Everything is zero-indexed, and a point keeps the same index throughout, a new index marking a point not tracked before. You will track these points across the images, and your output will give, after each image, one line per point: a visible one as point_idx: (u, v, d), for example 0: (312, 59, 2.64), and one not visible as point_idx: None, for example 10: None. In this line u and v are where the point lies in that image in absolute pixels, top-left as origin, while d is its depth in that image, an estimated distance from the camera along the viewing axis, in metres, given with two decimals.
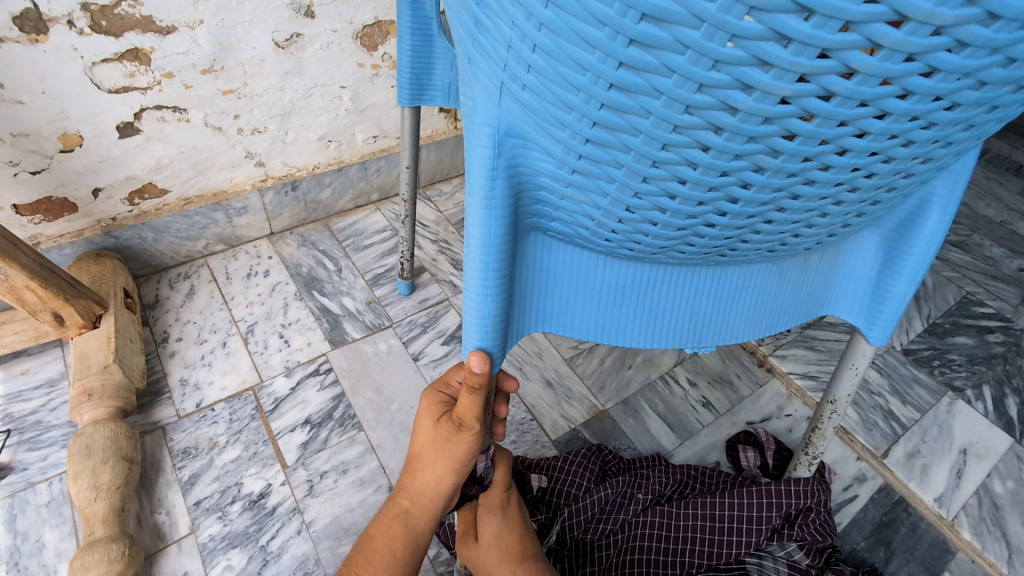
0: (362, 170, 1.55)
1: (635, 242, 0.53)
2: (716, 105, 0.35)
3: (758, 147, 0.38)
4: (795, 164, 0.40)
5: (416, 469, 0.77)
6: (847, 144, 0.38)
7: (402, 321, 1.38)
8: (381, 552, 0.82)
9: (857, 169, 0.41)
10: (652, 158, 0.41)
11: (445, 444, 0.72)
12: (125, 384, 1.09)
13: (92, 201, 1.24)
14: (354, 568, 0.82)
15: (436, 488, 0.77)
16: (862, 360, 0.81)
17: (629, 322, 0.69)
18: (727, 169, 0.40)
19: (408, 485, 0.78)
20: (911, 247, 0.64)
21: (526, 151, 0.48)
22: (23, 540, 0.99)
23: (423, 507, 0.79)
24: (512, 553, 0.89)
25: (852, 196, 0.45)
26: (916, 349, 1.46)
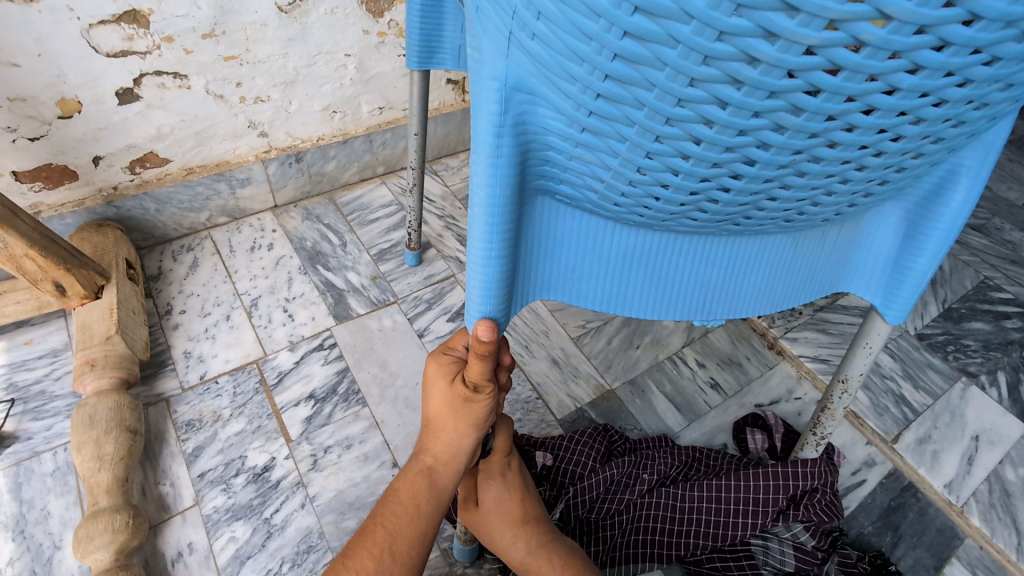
0: (367, 142, 1.52)
1: (644, 209, 0.49)
2: (736, 56, 0.34)
3: (780, 103, 0.36)
4: (819, 124, 0.37)
5: (437, 428, 0.72)
6: (874, 102, 0.36)
7: (408, 297, 1.36)
8: (406, 507, 0.75)
9: (883, 132, 0.39)
10: (666, 115, 0.38)
11: (463, 407, 0.69)
12: (128, 355, 1.09)
13: (92, 169, 1.22)
14: (380, 524, 0.76)
15: (458, 447, 0.72)
16: (877, 339, 0.79)
17: (637, 293, 0.65)
18: (745, 127, 0.38)
19: (430, 443, 0.73)
20: (936, 222, 0.61)
21: (534, 109, 0.44)
22: (29, 508, 0.99)
23: (447, 465, 0.74)
24: (513, 518, 0.87)
25: (876, 161, 0.43)
26: (930, 334, 1.43)
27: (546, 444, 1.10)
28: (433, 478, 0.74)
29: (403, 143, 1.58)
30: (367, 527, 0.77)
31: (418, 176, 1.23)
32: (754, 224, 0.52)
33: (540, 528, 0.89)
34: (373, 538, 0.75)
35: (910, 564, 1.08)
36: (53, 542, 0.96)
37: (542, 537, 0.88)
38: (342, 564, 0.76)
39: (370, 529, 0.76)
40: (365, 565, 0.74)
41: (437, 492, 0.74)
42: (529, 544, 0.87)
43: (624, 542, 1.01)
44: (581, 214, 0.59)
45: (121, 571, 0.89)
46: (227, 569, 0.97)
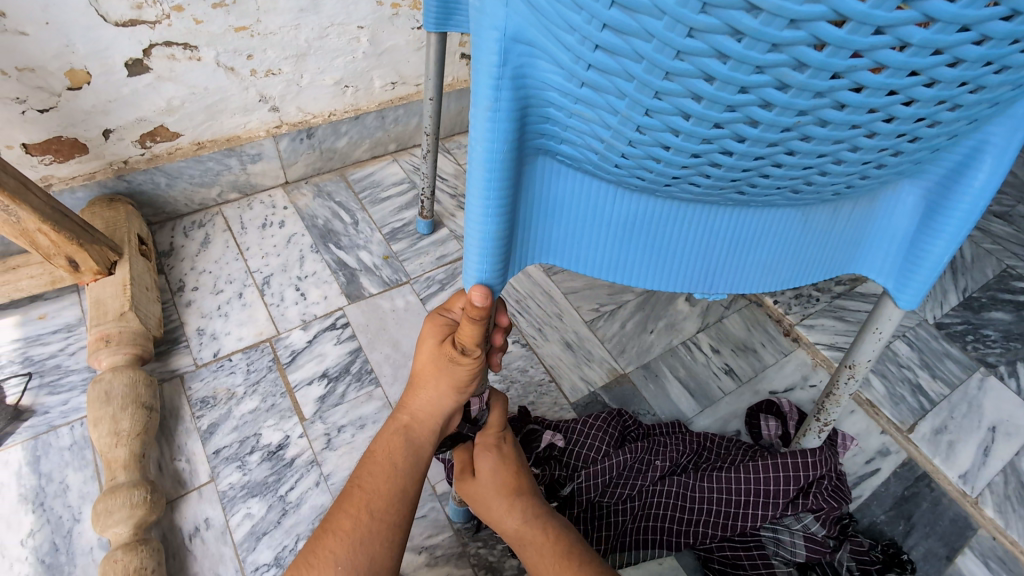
0: (380, 118, 1.49)
1: (646, 169, 0.51)
2: (721, 25, 0.36)
3: (782, 58, 0.37)
4: (823, 81, 0.38)
5: (418, 385, 0.72)
6: (863, 76, 0.38)
7: (420, 277, 1.35)
8: (383, 465, 0.72)
9: (892, 95, 0.40)
10: (664, 69, 0.40)
11: (446, 366, 0.68)
12: (142, 331, 1.09)
13: (103, 142, 1.20)
14: (358, 485, 0.72)
15: (438, 407, 0.72)
16: (888, 325, 0.77)
17: (640, 260, 0.65)
18: (745, 85, 0.39)
19: (409, 401, 0.73)
20: (955, 201, 0.60)
21: (534, 61, 0.45)
22: (48, 481, 1.00)
23: (426, 422, 0.72)
24: (507, 489, 0.86)
25: (887, 127, 0.43)
26: (949, 323, 1.40)
27: (558, 428, 1.10)
28: (410, 436, 0.72)
29: (416, 120, 1.54)
30: (346, 490, 0.73)
31: (433, 147, 1.24)
32: (760, 191, 0.54)
33: (534, 501, 0.88)
34: (351, 500, 0.71)
35: (922, 553, 1.08)
36: (72, 514, 0.98)
37: (536, 510, 0.87)
38: (321, 529, 0.71)
39: (348, 492, 0.72)
40: (343, 526, 0.70)
41: (415, 449, 0.72)
42: (523, 516, 0.86)
43: (633, 528, 1.02)
44: (582, 179, 0.59)
45: (140, 545, 0.91)
46: (243, 545, 0.98)
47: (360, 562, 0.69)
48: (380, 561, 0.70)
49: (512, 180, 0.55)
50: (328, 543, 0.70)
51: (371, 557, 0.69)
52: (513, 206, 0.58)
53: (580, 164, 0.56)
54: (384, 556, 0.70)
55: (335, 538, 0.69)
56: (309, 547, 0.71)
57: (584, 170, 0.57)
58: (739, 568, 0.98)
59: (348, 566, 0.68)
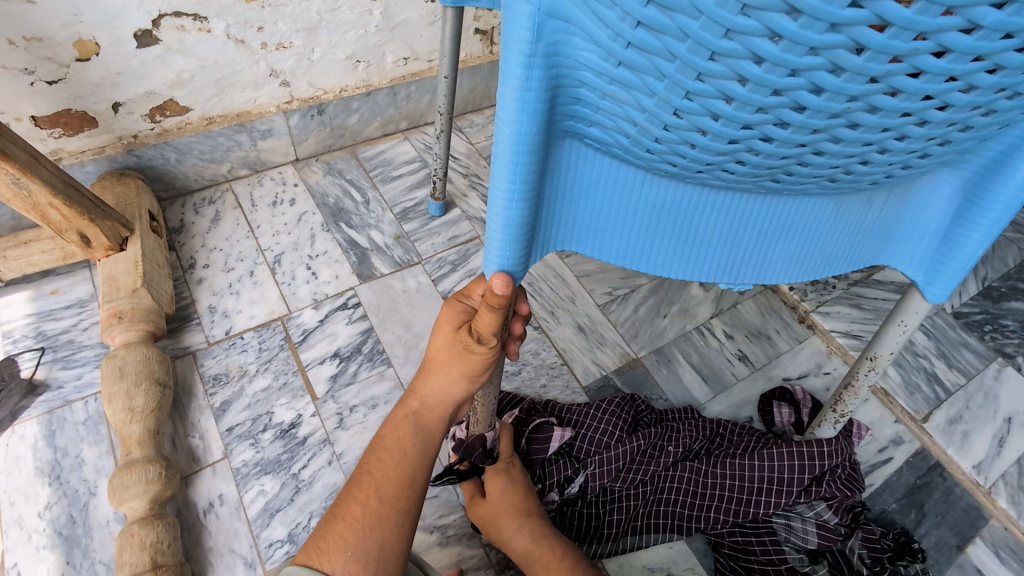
0: (391, 95, 1.46)
1: (679, 155, 0.49)
2: (778, 4, 0.34)
3: (840, 38, 0.35)
4: (881, 65, 0.37)
5: (430, 371, 0.72)
6: (923, 62, 0.36)
7: (432, 258, 1.33)
8: (392, 451, 0.71)
9: (951, 81, 0.38)
10: (710, 49, 0.38)
11: (460, 353, 0.68)
12: (155, 308, 1.08)
13: (112, 116, 1.18)
14: (367, 470, 0.70)
15: (449, 393, 0.72)
16: (913, 317, 0.75)
17: (664, 249, 0.63)
18: (797, 67, 0.37)
19: (419, 386, 0.73)
20: (995, 194, 0.57)
21: (569, 38, 0.43)
22: (64, 455, 1.01)
23: (436, 409, 0.73)
24: (516, 507, 0.90)
25: (940, 115, 0.42)
26: (967, 313, 1.38)
27: (570, 412, 1.09)
28: (421, 422, 0.72)
29: (428, 97, 1.52)
30: (354, 476, 0.70)
31: (446, 126, 1.21)
32: (796, 180, 0.52)
33: (542, 519, 0.90)
34: (360, 485, 0.69)
35: (933, 542, 1.08)
36: (88, 488, 0.99)
37: (543, 528, 0.89)
38: (328, 516, 0.68)
39: (357, 479, 0.70)
40: (352, 511, 0.67)
41: (426, 435, 0.72)
42: (532, 533, 0.88)
43: (644, 512, 1.02)
44: (609, 163, 0.57)
45: (155, 520, 0.92)
46: (257, 521, 0.99)
47: (370, 549, 0.65)
48: (391, 547, 0.67)
49: (539, 164, 0.54)
50: (337, 529, 0.67)
51: (381, 542, 0.66)
52: (538, 190, 0.56)
53: (609, 148, 0.54)
54: (395, 542, 0.67)
55: (344, 524, 0.67)
56: (315, 535, 0.67)
57: (613, 155, 0.55)
58: (750, 553, 0.98)
59: (358, 552, 0.65)
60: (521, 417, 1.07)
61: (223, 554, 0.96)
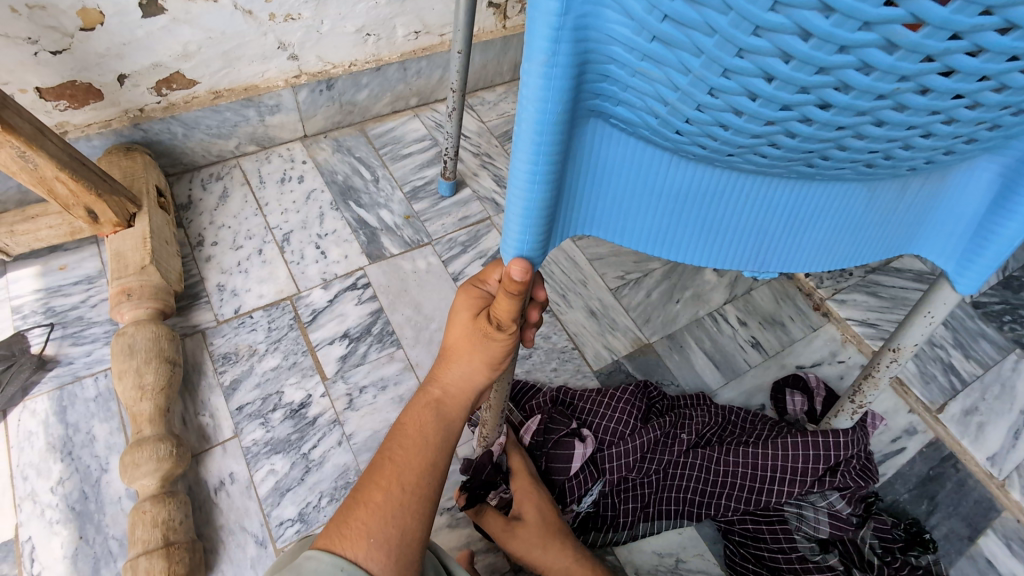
0: (401, 70, 1.42)
1: (710, 137, 0.47)
2: None
3: (897, 12, 0.33)
4: (939, 42, 0.34)
5: (451, 358, 0.70)
6: (985, 40, 0.34)
7: (442, 239, 1.31)
8: (415, 439, 0.70)
9: (1011, 62, 0.36)
10: (755, 23, 0.36)
11: (480, 341, 0.67)
12: (163, 286, 1.07)
13: (118, 88, 1.16)
14: (389, 458, 0.69)
15: (471, 381, 0.70)
16: (940, 309, 0.74)
17: (688, 236, 0.61)
18: (847, 43, 0.35)
19: (441, 374, 0.71)
20: None
21: (599, 10, 0.41)
22: (75, 431, 1.01)
23: (458, 397, 0.71)
24: (554, 528, 0.90)
25: (994, 99, 0.40)
26: (987, 302, 1.35)
27: (584, 401, 1.08)
28: (443, 410, 0.71)
29: (439, 72, 1.48)
30: (375, 462, 0.70)
31: (459, 104, 1.18)
32: (832, 165, 0.50)
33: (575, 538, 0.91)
34: (383, 472, 0.68)
35: (944, 533, 1.07)
36: (100, 465, 0.99)
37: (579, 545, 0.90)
38: (349, 501, 0.68)
39: (378, 464, 0.69)
40: (373, 498, 0.67)
41: (448, 422, 0.71)
42: (571, 553, 0.88)
43: (656, 500, 1.02)
44: (634, 145, 0.54)
45: (166, 497, 0.92)
46: (268, 500, 0.99)
47: (392, 535, 0.65)
48: (412, 535, 0.66)
49: (562, 146, 0.51)
50: (359, 515, 0.66)
51: (403, 529, 0.66)
52: (560, 173, 0.54)
53: (635, 129, 0.52)
54: (416, 529, 0.67)
55: (367, 510, 0.66)
56: (336, 519, 0.67)
57: (638, 136, 0.53)
58: (761, 541, 0.98)
59: (380, 538, 0.65)
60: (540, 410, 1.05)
61: (235, 532, 0.97)
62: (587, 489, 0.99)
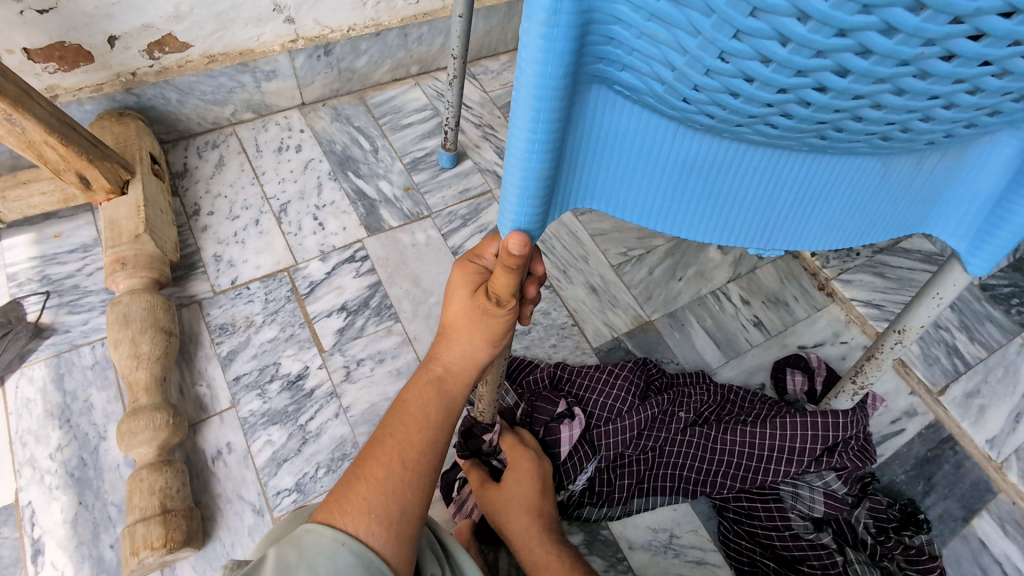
0: (402, 36, 1.37)
1: (718, 106, 0.45)
2: None
3: None
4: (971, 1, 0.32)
5: (451, 337, 0.69)
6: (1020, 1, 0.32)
7: (442, 212, 1.29)
8: (416, 416, 0.69)
9: None
10: None
11: (480, 318, 0.66)
12: (158, 256, 1.06)
13: (109, 51, 1.12)
14: (390, 433, 0.69)
15: (472, 359, 0.70)
16: (949, 290, 0.72)
17: (691, 211, 0.59)
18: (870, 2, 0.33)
19: (442, 352, 0.70)
20: None
21: None
22: (73, 399, 1.02)
23: (460, 376, 0.71)
24: (528, 505, 0.89)
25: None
26: (995, 285, 1.32)
27: (582, 377, 1.07)
28: (445, 388, 0.70)
29: (441, 39, 1.43)
30: (376, 438, 0.69)
31: (460, 72, 1.14)
32: (845, 137, 0.48)
33: (551, 524, 0.89)
34: (383, 448, 0.68)
35: (939, 513, 1.08)
36: (98, 432, 1.00)
37: (554, 536, 0.88)
38: (349, 475, 0.67)
39: (379, 440, 0.69)
40: (374, 473, 0.66)
41: (449, 400, 0.71)
42: (538, 537, 0.87)
43: (650, 475, 1.02)
44: (638, 113, 0.52)
45: (164, 466, 0.93)
46: (265, 470, 1.00)
47: (393, 511, 0.65)
48: (413, 510, 0.66)
49: (563, 114, 0.49)
50: (360, 490, 0.65)
51: (404, 505, 0.66)
52: (560, 142, 0.52)
53: (640, 97, 0.49)
54: (416, 505, 0.67)
55: (368, 485, 0.65)
56: (336, 493, 0.66)
57: (643, 104, 0.50)
58: (755, 519, 0.98)
59: (381, 513, 0.64)
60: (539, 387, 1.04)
61: (232, 500, 0.98)
62: (583, 463, 0.99)
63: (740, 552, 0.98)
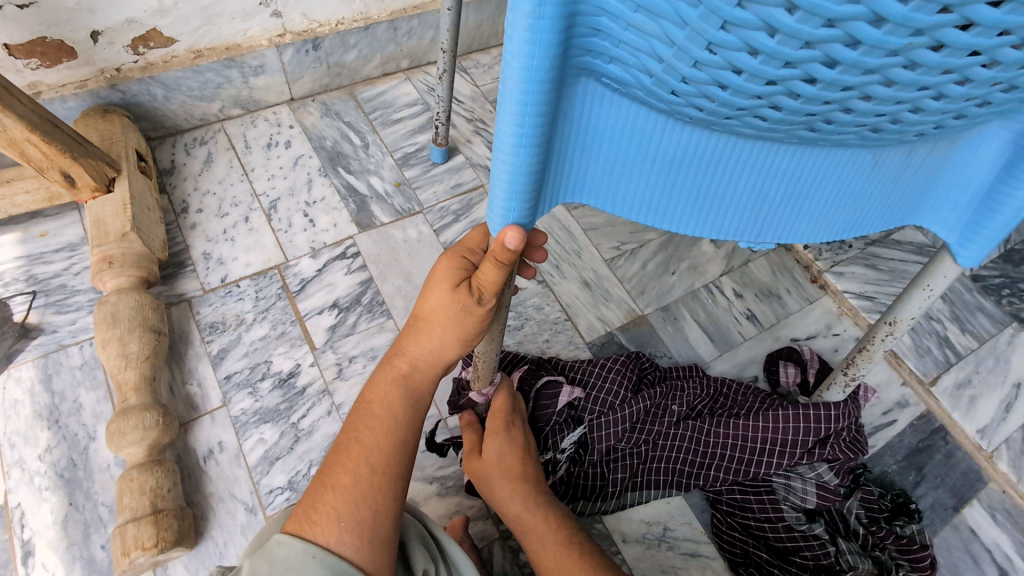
0: (391, 30, 1.36)
1: (706, 98, 0.44)
2: None
3: None
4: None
5: (422, 330, 0.69)
6: None
7: (433, 207, 1.28)
8: (382, 418, 0.70)
9: None
10: None
11: (457, 314, 0.66)
12: (146, 254, 1.05)
13: (92, 46, 1.10)
14: (355, 438, 0.69)
15: (439, 356, 0.70)
16: (940, 281, 0.72)
17: (683, 204, 0.59)
18: None
19: (409, 348, 0.71)
20: None
21: None
22: (61, 399, 1.01)
23: (426, 370, 0.71)
24: (510, 468, 0.90)
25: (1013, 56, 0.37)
26: (986, 276, 1.33)
27: (575, 373, 1.07)
28: (410, 384, 0.71)
29: (431, 33, 1.42)
30: (341, 444, 0.69)
31: (450, 66, 1.13)
32: (835, 129, 0.47)
33: (536, 487, 0.90)
34: (349, 454, 0.68)
35: (930, 503, 1.08)
36: (87, 433, 0.99)
37: (541, 499, 0.88)
38: (316, 485, 0.67)
39: (344, 447, 0.69)
40: (342, 481, 0.66)
41: (417, 397, 0.71)
42: (522, 499, 0.88)
43: (645, 469, 1.02)
44: (627, 107, 0.51)
45: (155, 466, 0.92)
46: (257, 469, 1.00)
47: (364, 517, 0.64)
48: (386, 514, 0.66)
49: (551, 107, 0.48)
50: (326, 499, 0.65)
51: (376, 510, 0.65)
52: (548, 136, 0.51)
53: (629, 90, 0.48)
54: (388, 508, 0.66)
55: (336, 494, 0.65)
56: (304, 504, 0.67)
57: (632, 97, 0.50)
58: (747, 510, 0.99)
59: (351, 521, 0.64)
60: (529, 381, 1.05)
61: (224, 500, 0.97)
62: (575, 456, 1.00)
63: (733, 545, 0.99)
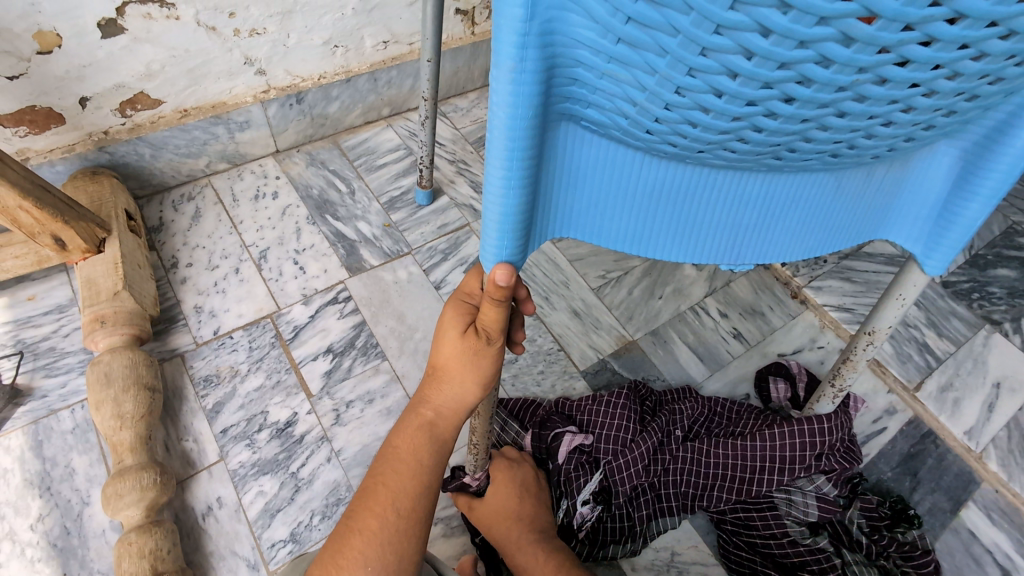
0: (372, 81, 1.41)
1: (680, 135, 0.48)
2: None
3: (852, 7, 0.35)
4: (892, 34, 0.36)
5: (441, 379, 0.68)
6: (936, 31, 0.36)
7: (422, 248, 1.31)
8: (407, 463, 0.68)
9: (966, 47, 0.38)
10: (716, 22, 0.37)
11: (471, 359, 0.65)
12: (138, 311, 1.05)
13: (80, 111, 1.13)
14: (381, 482, 0.68)
15: (463, 401, 0.69)
16: (912, 291, 0.75)
17: (663, 232, 0.62)
18: (806, 38, 0.37)
19: (432, 395, 0.69)
20: (994, 162, 0.56)
21: (565, 14, 0.41)
22: (53, 465, 0.99)
23: (451, 418, 0.69)
24: (507, 512, 0.93)
25: (948, 85, 0.42)
26: (956, 281, 1.38)
27: (580, 412, 1.07)
28: (436, 431, 0.69)
29: (410, 82, 1.48)
30: (367, 486, 0.69)
31: (431, 112, 1.18)
32: (799, 157, 0.51)
33: (532, 526, 0.92)
34: (376, 498, 0.68)
35: (928, 508, 1.10)
36: (81, 498, 0.96)
37: (534, 536, 0.91)
38: (343, 529, 0.68)
39: (369, 489, 0.68)
40: (369, 525, 0.67)
41: (442, 443, 0.69)
42: (520, 538, 0.91)
43: (658, 509, 1.03)
44: (606, 145, 0.55)
45: (153, 527, 0.90)
46: (258, 522, 0.98)
47: (390, 561, 0.66)
48: (409, 559, 0.67)
49: (535, 150, 0.52)
50: (354, 543, 0.66)
51: (400, 555, 0.66)
52: (535, 177, 0.54)
53: (607, 130, 0.52)
54: (413, 551, 0.68)
55: (363, 539, 0.66)
56: (330, 548, 0.67)
57: (610, 137, 0.53)
58: (752, 529, 1.00)
59: (378, 565, 0.66)
60: (539, 423, 1.08)
61: (226, 557, 0.95)
62: (584, 482, 1.01)
63: (742, 565, 0.99)
